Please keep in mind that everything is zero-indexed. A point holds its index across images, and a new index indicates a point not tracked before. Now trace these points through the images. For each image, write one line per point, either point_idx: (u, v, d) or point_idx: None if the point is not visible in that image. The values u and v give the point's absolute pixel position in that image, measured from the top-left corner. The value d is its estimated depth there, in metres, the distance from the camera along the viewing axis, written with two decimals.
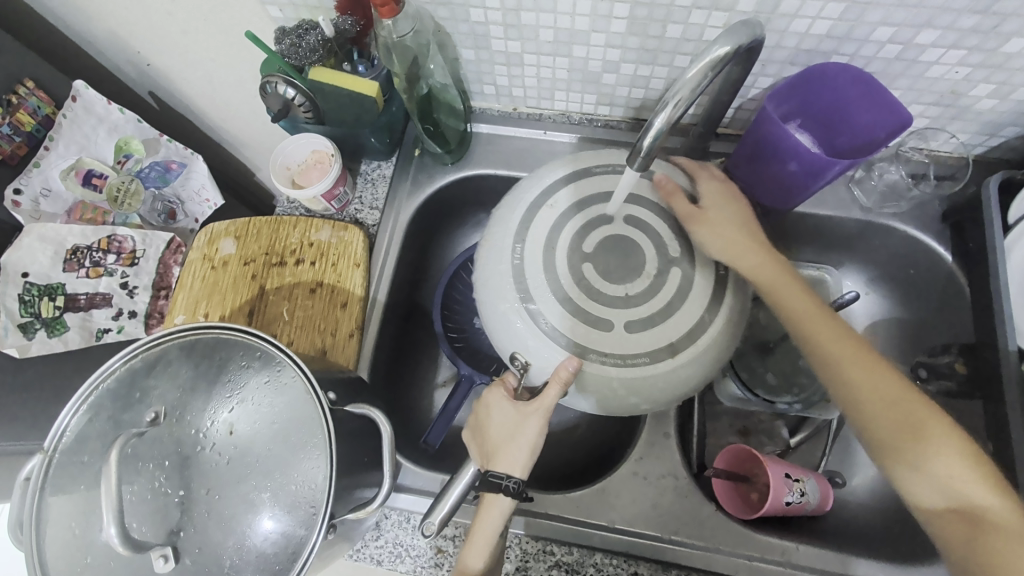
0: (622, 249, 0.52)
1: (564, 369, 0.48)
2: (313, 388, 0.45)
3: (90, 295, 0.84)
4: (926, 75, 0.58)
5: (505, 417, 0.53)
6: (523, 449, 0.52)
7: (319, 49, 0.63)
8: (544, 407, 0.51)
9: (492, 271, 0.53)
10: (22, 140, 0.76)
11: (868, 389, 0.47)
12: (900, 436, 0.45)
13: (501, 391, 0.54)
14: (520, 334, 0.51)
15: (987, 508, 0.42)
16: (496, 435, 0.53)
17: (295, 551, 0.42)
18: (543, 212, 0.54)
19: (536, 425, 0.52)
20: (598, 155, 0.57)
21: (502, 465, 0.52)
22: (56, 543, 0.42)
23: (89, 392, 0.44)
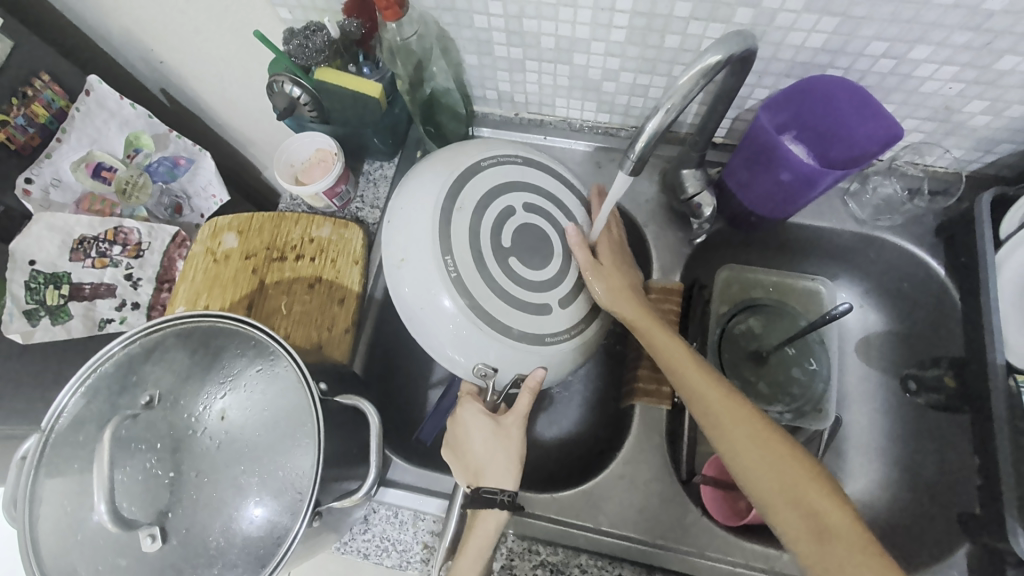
0: (532, 236, 0.58)
1: (535, 377, 0.55)
2: (304, 377, 0.46)
3: (95, 284, 0.86)
4: (920, 90, 0.59)
5: (487, 436, 0.55)
6: (507, 461, 0.55)
7: (325, 51, 0.65)
8: (520, 415, 0.56)
9: (421, 274, 0.53)
10: (35, 131, 0.77)
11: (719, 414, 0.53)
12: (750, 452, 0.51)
13: (478, 409, 0.56)
14: (472, 337, 0.53)
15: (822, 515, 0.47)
16: (480, 454, 0.55)
17: (280, 536, 0.43)
18: (460, 216, 0.55)
19: (516, 435, 0.56)
20: (482, 145, 0.59)
21: (492, 480, 0.54)
22: (49, 519, 0.43)
23: (88, 375, 0.46)
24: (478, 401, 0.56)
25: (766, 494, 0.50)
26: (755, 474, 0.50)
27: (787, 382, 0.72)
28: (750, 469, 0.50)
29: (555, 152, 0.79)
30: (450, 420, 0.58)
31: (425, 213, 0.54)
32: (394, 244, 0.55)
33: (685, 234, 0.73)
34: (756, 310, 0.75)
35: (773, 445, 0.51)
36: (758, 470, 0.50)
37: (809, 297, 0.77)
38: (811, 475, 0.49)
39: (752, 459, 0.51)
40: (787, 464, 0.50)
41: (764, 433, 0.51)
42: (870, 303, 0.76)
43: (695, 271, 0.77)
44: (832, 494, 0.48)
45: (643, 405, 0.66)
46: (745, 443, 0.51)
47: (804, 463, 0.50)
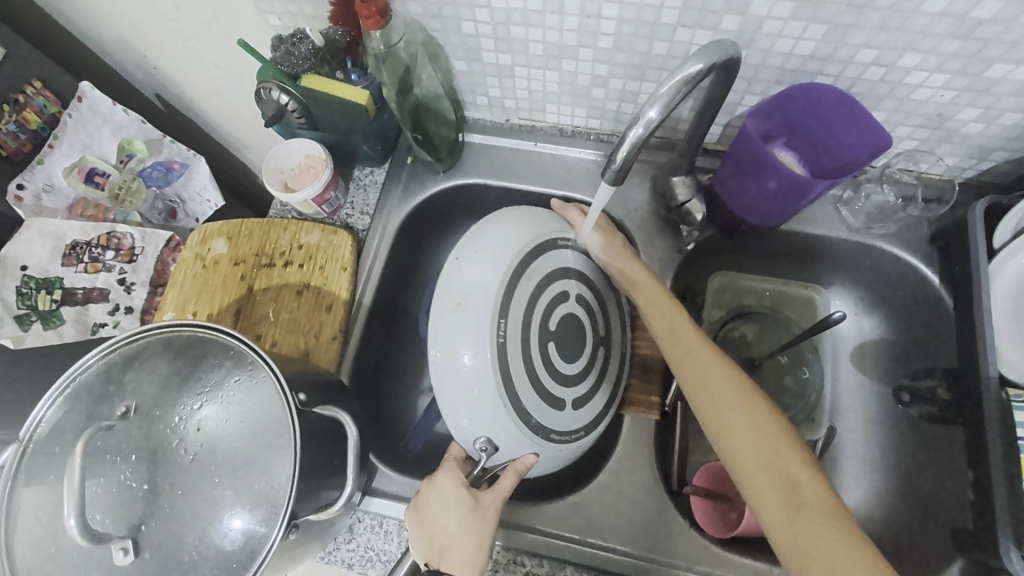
0: (575, 329, 0.62)
1: (524, 462, 0.54)
2: (280, 387, 0.45)
3: (87, 289, 0.86)
4: (911, 97, 0.58)
5: (459, 513, 0.51)
6: (475, 547, 0.50)
7: (311, 59, 0.65)
8: (500, 498, 0.53)
9: (473, 329, 0.52)
10: (27, 137, 0.77)
11: (710, 376, 0.53)
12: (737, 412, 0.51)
13: (459, 483, 0.53)
14: (484, 413, 0.52)
15: (798, 480, 0.48)
16: (451, 532, 0.51)
17: (254, 549, 0.43)
18: (523, 282, 0.56)
19: (491, 519, 0.52)
20: (564, 224, 0.63)
21: (456, 565, 0.49)
22: (26, 530, 0.43)
23: (66, 385, 0.46)
24: (460, 473, 0.54)
25: (743, 453, 0.50)
26: (736, 439, 0.50)
27: (779, 392, 0.72)
28: (732, 435, 0.51)
29: (546, 158, 0.78)
30: (423, 489, 0.54)
31: (501, 265, 0.55)
32: (455, 285, 0.54)
33: (674, 241, 0.72)
34: (749, 318, 0.75)
35: (758, 414, 0.51)
36: (740, 436, 0.50)
37: (803, 304, 0.77)
38: (792, 447, 0.49)
39: (735, 424, 0.51)
40: (769, 434, 0.50)
41: (750, 401, 0.52)
42: (865, 311, 0.76)
43: (688, 278, 0.76)
44: (813, 469, 0.48)
45: (632, 416, 0.66)
46: (731, 403, 0.52)
47: (787, 436, 0.50)
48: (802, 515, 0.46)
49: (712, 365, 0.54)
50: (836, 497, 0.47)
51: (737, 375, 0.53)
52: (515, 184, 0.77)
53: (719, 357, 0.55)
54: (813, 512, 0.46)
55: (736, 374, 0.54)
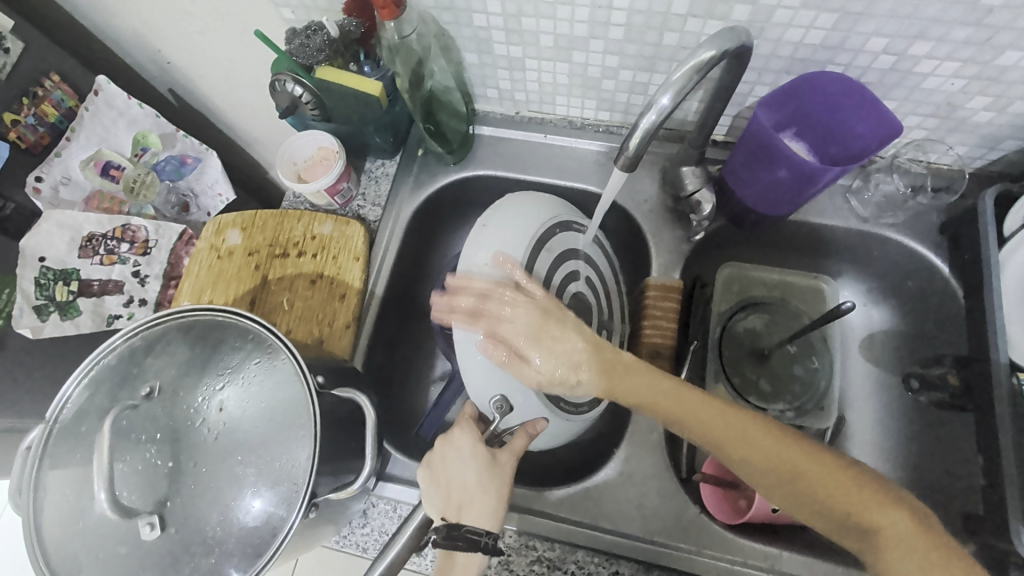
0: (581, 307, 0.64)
1: (536, 424, 0.56)
2: (301, 371, 0.47)
3: (103, 281, 0.87)
4: (922, 86, 0.58)
5: (476, 470, 0.53)
6: (495, 503, 0.52)
7: (325, 50, 0.65)
8: (515, 456, 0.54)
9: None
10: (45, 130, 0.78)
11: (753, 466, 0.51)
12: (794, 491, 0.49)
13: (476, 441, 0.54)
14: (501, 374, 0.54)
15: (883, 527, 0.46)
16: (471, 486, 0.52)
17: (275, 527, 0.44)
18: (544, 253, 0.58)
19: (509, 475, 0.53)
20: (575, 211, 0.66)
21: (478, 518, 0.50)
22: (55, 506, 0.44)
23: (92, 366, 0.47)
24: (476, 430, 0.55)
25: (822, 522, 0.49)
26: (803, 503, 0.49)
27: (789, 381, 0.72)
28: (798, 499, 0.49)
29: (556, 150, 0.79)
30: (438, 446, 0.55)
31: (524, 233, 0.56)
32: (480, 249, 0.55)
33: (683, 231, 0.73)
34: (757, 308, 0.75)
35: (812, 468, 0.49)
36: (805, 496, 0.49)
37: (813, 295, 0.77)
38: (861, 493, 0.47)
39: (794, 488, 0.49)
40: (834, 487, 0.48)
41: (801, 456, 0.49)
42: (874, 301, 0.76)
43: (696, 269, 0.76)
44: (888, 509, 0.46)
45: (643, 403, 0.65)
46: (783, 483, 0.50)
47: (850, 478, 0.48)
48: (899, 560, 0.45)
49: (748, 429, 0.51)
50: (917, 520, 0.46)
51: (776, 432, 0.51)
52: (524, 176, 0.78)
53: (750, 419, 0.52)
54: (907, 553, 0.45)
55: (773, 430, 0.51)
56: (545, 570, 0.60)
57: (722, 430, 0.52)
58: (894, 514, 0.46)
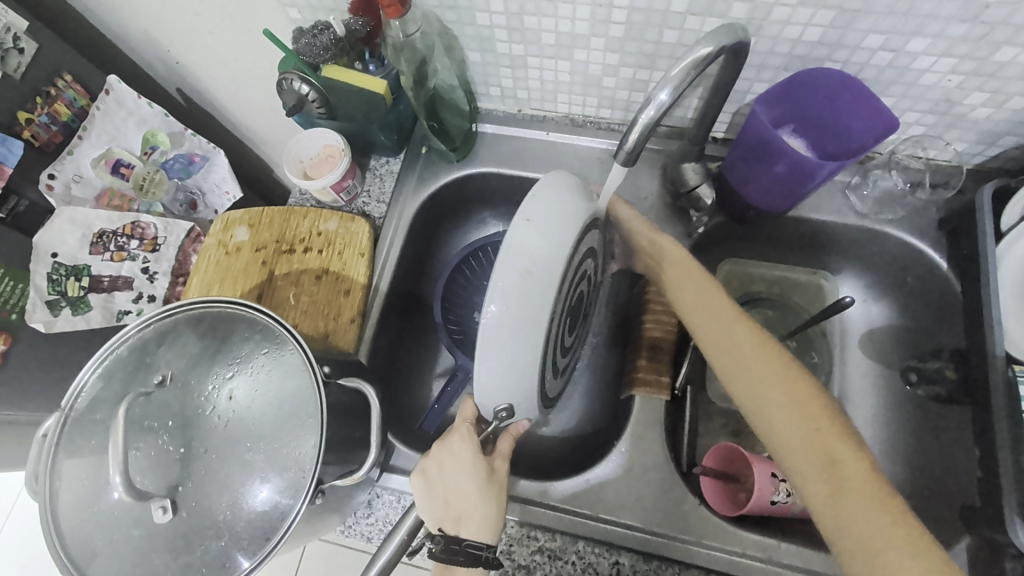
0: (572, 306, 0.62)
1: (519, 428, 0.54)
2: (308, 360, 0.48)
3: (113, 277, 0.89)
4: (919, 82, 0.59)
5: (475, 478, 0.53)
6: (492, 514, 0.53)
7: (331, 49, 0.66)
8: (507, 462, 0.56)
9: (535, 293, 0.46)
10: (57, 129, 0.79)
11: (748, 362, 0.53)
12: (773, 396, 0.51)
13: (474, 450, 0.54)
14: (520, 387, 0.49)
15: (843, 460, 0.47)
16: (467, 499, 0.53)
17: (282, 512, 0.45)
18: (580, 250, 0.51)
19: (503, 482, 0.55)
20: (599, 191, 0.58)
21: (474, 531, 0.52)
22: (70, 491, 0.46)
23: (105, 357, 0.48)
24: (475, 437, 0.54)
25: (781, 437, 0.50)
26: (778, 419, 0.50)
27: None
28: (767, 414, 0.51)
29: (557, 147, 0.80)
30: (436, 453, 0.55)
31: (573, 223, 0.48)
32: (529, 232, 0.45)
33: (683, 227, 0.74)
34: (756, 303, 0.78)
35: (795, 393, 0.50)
36: (777, 413, 0.50)
37: (813, 291, 0.78)
38: (834, 427, 0.48)
39: (772, 402, 0.51)
40: (808, 416, 0.49)
41: (789, 379, 0.51)
42: (874, 297, 0.76)
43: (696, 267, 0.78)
44: (858, 450, 0.47)
45: (643, 396, 0.67)
46: (767, 387, 0.51)
47: (829, 417, 0.49)
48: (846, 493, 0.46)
49: (749, 340, 0.54)
50: (879, 473, 0.46)
51: (776, 354, 0.53)
52: (526, 173, 0.79)
53: (755, 335, 0.54)
54: (855, 491, 0.46)
55: (772, 350, 0.53)
56: (546, 560, 0.61)
57: (736, 321, 0.55)
58: (860, 456, 0.47)
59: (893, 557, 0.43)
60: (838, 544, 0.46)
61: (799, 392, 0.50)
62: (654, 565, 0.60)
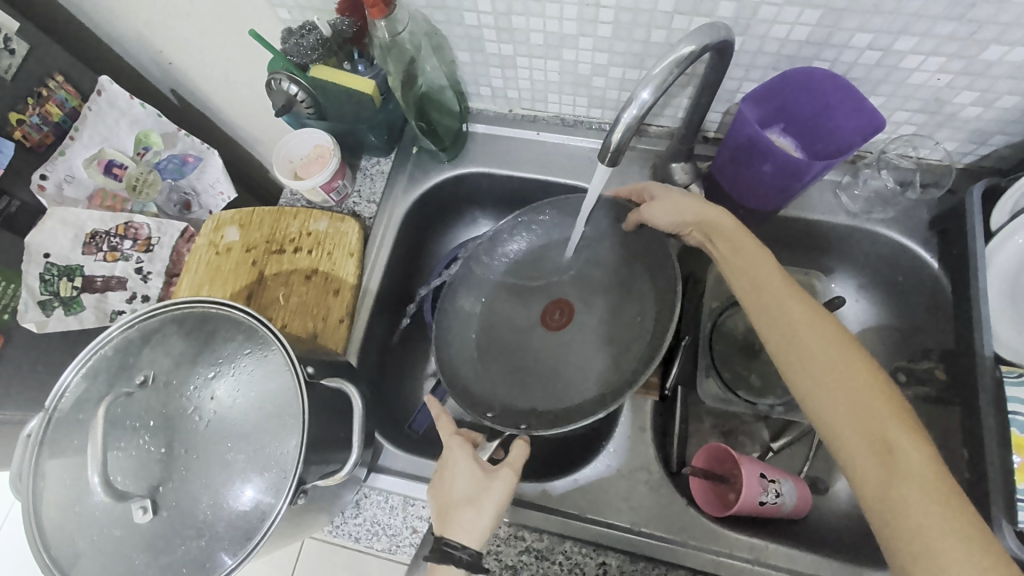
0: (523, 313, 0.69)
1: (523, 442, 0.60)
2: (290, 361, 0.48)
3: (106, 277, 0.88)
4: (908, 81, 0.59)
5: (467, 474, 0.54)
6: (479, 517, 0.51)
7: (318, 49, 0.66)
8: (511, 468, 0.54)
9: None
10: (49, 129, 0.80)
11: (804, 339, 0.49)
12: (829, 376, 0.47)
13: (466, 449, 0.56)
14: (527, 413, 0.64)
15: (901, 447, 0.43)
16: (456, 500, 0.53)
17: (263, 513, 0.45)
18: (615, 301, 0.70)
19: (501, 489, 0.53)
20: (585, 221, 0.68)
21: (458, 533, 0.51)
22: (52, 491, 0.46)
23: (89, 357, 0.48)
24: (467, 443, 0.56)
25: (832, 417, 0.47)
26: (831, 400, 0.47)
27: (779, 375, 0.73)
28: (820, 392, 0.47)
29: (548, 147, 0.80)
30: (440, 460, 0.57)
31: None
32: None
33: None
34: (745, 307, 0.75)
35: (854, 369, 0.47)
36: (831, 388, 0.47)
37: (805, 292, 0.76)
38: (896, 412, 0.45)
39: (827, 381, 0.47)
40: (867, 395, 0.46)
41: (847, 356, 0.48)
42: (866, 297, 0.76)
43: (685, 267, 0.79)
44: (919, 438, 0.44)
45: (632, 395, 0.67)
46: (822, 366, 0.48)
47: (889, 399, 0.45)
48: (901, 482, 0.42)
49: (804, 317, 0.50)
50: (940, 463, 0.42)
51: (832, 330, 0.49)
52: (516, 174, 0.79)
53: (810, 310, 0.51)
54: (910, 479, 0.42)
55: (826, 324, 0.50)
56: (533, 560, 0.61)
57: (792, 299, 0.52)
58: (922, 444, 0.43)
59: (952, 554, 0.39)
60: (884, 528, 0.43)
61: (858, 373, 0.46)
62: (641, 566, 0.60)
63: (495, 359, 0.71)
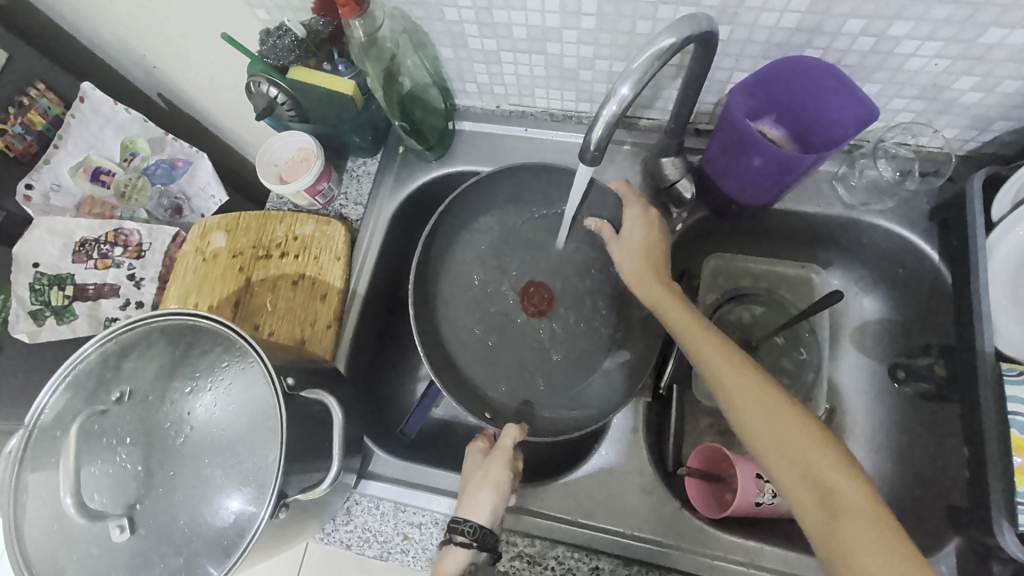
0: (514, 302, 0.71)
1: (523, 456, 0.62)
2: (267, 373, 0.47)
3: (98, 285, 0.88)
4: (905, 68, 0.56)
5: (475, 465, 0.59)
6: (483, 492, 0.56)
7: (296, 50, 0.65)
8: (505, 448, 0.59)
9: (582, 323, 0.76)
10: (33, 139, 0.80)
11: (734, 390, 0.49)
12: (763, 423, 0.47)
13: (478, 441, 0.62)
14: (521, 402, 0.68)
15: (835, 488, 0.43)
16: (464, 485, 0.58)
17: (243, 527, 0.45)
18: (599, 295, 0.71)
19: (497, 466, 0.57)
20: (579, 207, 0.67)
21: (465, 511, 0.55)
22: (30, 510, 0.45)
23: (67, 373, 0.47)
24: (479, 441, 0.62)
25: (772, 464, 0.46)
26: (768, 447, 0.47)
27: (776, 371, 0.72)
28: (757, 441, 0.47)
29: (537, 145, 0.78)
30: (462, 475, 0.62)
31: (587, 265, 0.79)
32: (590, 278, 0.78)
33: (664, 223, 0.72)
34: (744, 299, 0.75)
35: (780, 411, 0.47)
36: (762, 434, 0.47)
37: (799, 284, 0.77)
38: (829, 453, 0.45)
39: (762, 430, 0.47)
40: (797, 438, 0.46)
41: (776, 402, 0.47)
42: (865, 290, 0.74)
43: (682, 262, 0.77)
44: (852, 475, 0.44)
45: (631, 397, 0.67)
46: (755, 414, 0.48)
47: (820, 438, 0.45)
48: (842, 525, 0.42)
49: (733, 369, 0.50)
50: (876, 498, 0.43)
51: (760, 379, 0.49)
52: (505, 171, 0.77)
53: (737, 362, 0.50)
54: (850, 521, 0.42)
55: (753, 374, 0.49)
56: (525, 566, 0.60)
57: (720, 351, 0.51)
58: (855, 482, 0.43)
59: None
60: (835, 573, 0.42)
61: (787, 418, 0.46)
62: (635, 570, 0.59)
63: (479, 355, 0.70)
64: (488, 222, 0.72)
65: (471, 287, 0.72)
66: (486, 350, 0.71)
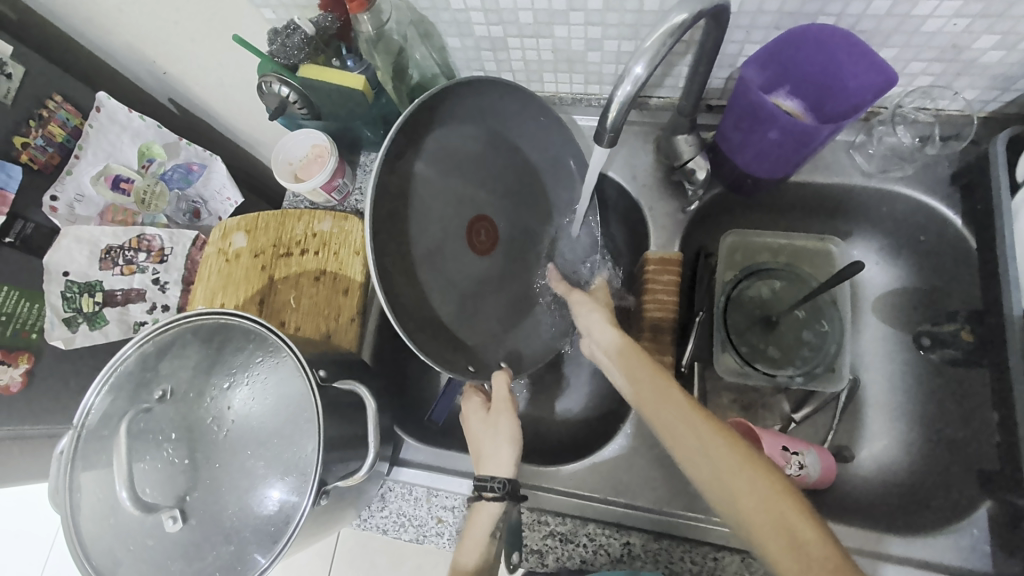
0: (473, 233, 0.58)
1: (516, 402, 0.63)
2: (301, 366, 0.48)
3: (126, 290, 0.91)
4: (922, 30, 0.55)
5: (480, 423, 0.61)
6: (501, 448, 0.57)
7: (305, 48, 0.66)
8: (504, 399, 0.60)
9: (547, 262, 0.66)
10: (54, 150, 0.81)
11: (690, 441, 0.48)
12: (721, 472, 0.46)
13: (473, 398, 0.63)
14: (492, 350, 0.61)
15: (799, 536, 0.41)
16: (478, 441, 0.59)
17: (288, 515, 0.47)
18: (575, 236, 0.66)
19: (506, 418, 0.59)
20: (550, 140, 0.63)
21: (489, 468, 0.57)
22: (86, 506, 0.48)
23: (110, 375, 0.49)
24: (472, 393, 0.63)
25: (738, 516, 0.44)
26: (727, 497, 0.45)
27: (797, 345, 0.70)
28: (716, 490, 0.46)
29: None
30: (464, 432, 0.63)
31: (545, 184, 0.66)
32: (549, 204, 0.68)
33: (679, 202, 0.72)
34: (764, 274, 0.72)
35: (713, 444, 0.47)
36: (722, 483, 0.45)
37: (820, 258, 0.75)
38: (789, 501, 0.43)
39: (720, 479, 0.46)
40: (753, 485, 0.44)
41: (731, 450, 0.46)
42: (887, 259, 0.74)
43: (696, 240, 0.76)
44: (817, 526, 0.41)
45: None
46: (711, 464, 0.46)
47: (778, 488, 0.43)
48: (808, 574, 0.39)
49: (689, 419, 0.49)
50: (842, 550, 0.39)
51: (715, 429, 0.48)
52: None
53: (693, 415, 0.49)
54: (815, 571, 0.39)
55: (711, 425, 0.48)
56: (557, 543, 0.62)
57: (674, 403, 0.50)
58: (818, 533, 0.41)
59: None
60: None
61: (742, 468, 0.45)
62: (666, 544, 0.60)
63: (463, 311, 0.59)
64: (447, 135, 0.56)
65: (436, 217, 0.55)
66: (466, 301, 0.59)
